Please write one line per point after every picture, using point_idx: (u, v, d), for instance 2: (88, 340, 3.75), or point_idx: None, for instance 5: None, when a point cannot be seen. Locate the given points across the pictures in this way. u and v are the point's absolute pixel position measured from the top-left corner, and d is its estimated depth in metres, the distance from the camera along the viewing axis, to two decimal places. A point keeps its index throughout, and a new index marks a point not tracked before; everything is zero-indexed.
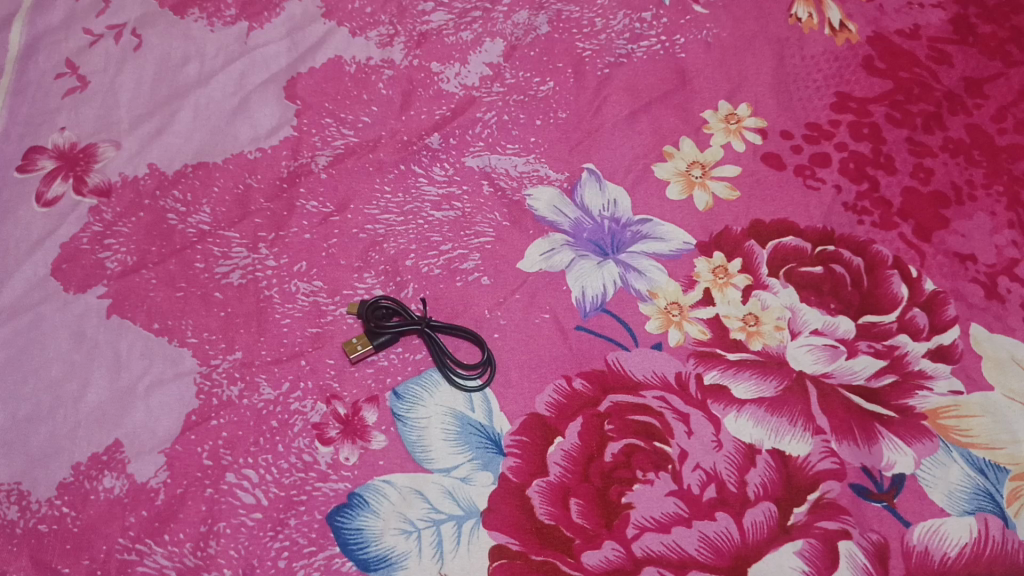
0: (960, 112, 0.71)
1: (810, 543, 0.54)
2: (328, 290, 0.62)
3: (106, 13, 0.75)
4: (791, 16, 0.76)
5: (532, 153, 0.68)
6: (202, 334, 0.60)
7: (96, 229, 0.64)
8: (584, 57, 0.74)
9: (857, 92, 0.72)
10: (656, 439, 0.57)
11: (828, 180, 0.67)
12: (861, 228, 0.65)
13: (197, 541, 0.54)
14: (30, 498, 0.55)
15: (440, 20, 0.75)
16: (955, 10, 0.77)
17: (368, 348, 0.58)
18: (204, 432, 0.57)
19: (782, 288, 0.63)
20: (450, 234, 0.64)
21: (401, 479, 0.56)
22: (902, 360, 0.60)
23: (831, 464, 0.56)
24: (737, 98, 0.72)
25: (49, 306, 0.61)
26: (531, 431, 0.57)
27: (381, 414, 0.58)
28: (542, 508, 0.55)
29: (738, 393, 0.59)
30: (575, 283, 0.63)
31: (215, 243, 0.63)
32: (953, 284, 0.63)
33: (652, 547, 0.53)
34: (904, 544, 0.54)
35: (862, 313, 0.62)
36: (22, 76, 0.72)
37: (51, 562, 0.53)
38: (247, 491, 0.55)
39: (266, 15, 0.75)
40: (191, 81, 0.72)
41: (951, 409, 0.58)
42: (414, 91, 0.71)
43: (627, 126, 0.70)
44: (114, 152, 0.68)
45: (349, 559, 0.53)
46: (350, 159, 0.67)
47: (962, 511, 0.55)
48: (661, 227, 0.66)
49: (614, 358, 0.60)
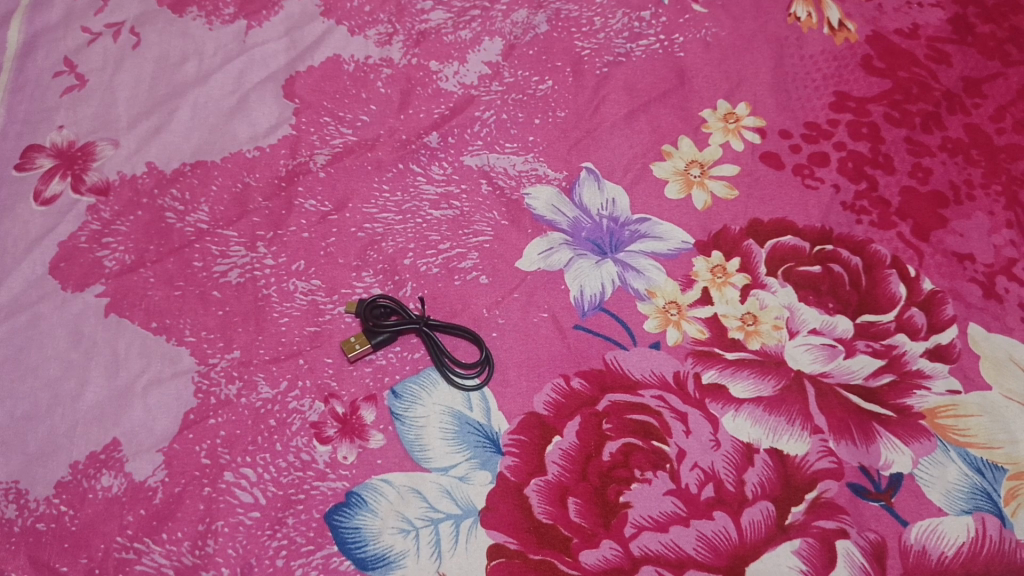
0: (959, 112, 0.71)
1: (808, 543, 0.54)
2: (326, 289, 0.62)
3: (104, 11, 0.75)
4: (790, 16, 0.76)
5: (531, 152, 0.68)
6: (200, 333, 0.60)
7: (94, 227, 0.64)
8: (583, 56, 0.74)
9: (856, 92, 0.72)
10: (654, 438, 0.57)
11: (827, 180, 0.67)
12: (860, 227, 0.65)
13: (195, 540, 0.53)
14: (28, 497, 0.55)
15: (440, 19, 0.75)
16: (954, 10, 0.77)
17: (366, 347, 0.58)
18: (202, 430, 0.57)
19: (780, 287, 0.63)
20: (449, 233, 0.64)
21: (399, 478, 0.56)
22: (900, 359, 0.60)
23: (829, 463, 0.57)
24: (736, 97, 0.72)
25: (47, 305, 0.61)
26: (529, 431, 0.57)
27: (380, 413, 0.58)
28: (540, 507, 0.55)
29: (736, 392, 0.59)
30: (574, 283, 0.63)
31: (213, 241, 0.63)
32: (951, 284, 0.63)
33: (650, 546, 0.53)
34: (902, 543, 0.54)
35: (860, 312, 0.62)
36: (20, 75, 0.71)
37: (49, 561, 0.53)
38: (245, 490, 0.55)
39: (265, 13, 0.75)
40: (189, 79, 0.72)
41: (949, 408, 0.58)
42: (413, 90, 0.71)
43: (626, 126, 0.70)
44: (112, 150, 0.68)
45: (347, 558, 0.53)
46: (349, 158, 0.67)
47: (960, 510, 0.55)
48: (659, 226, 0.66)
49: (613, 357, 0.60)
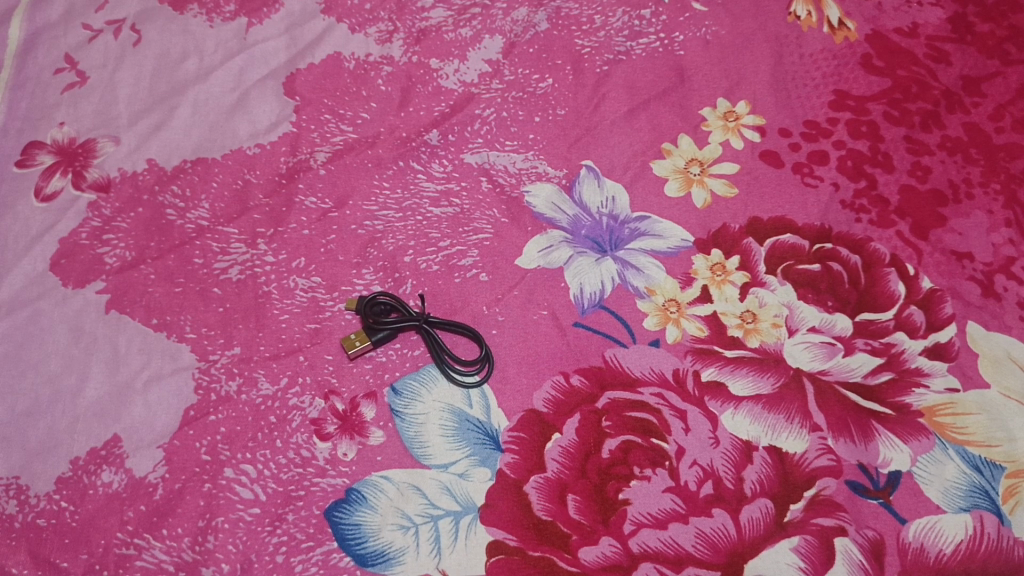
0: (958, 110, 0.71)
1: (807, 540, 0.54)
2: (326, 286, 0.62)
3: (105, 8, 0.75)
4: (790, 14, 0.76)
5: (531, 149, 0.69)
6: (200, 329, 0.60)
7: (95, 224, 0.64)
8: (583, 54, 0.74)
9: (855, 90, 0.72)
10: (653, 435, 0.57)
11: (826, 178, 0.67)
12: (859, 226, 0.65)
13: (195, 536, 0.54)
14: (28, 493, 0.55)
15: (440, 17, 0.75)
16: (954, 9, 0.77)
17: (366, 344, 0.58)
18: (202, 427, 0.57)
19: (780, 286, 0.63)
20: (449, 230, 0.64)
21: (399, 474, 0.56)
22: (899, 358, 0.60)
23: (827, 461, 0.57)
24: (736, 95, 0.72)
25: (48, 301, 0.61)
26: (529, 428, 0.58)
27: (380, 409, 0.58)
28: (539, 504, 0.55)
29: (735, 390, 0.59)
30: (573, 280, 0.63)
31: (214, 238, 0.64)
32: (950, 282, 0.63)
33: (649, 543, 0.54)
34: (900, 541, 0.54)
35: (859, 310, 0.62)
36: (21, 71, 0.71)
37: (50, 557, 0.53)
38: (246, 486, 0.55)
39: (266, 10, 0.75)
40: (190, 76, 0.72)
41: (947, 406, 0.59)
42: (413, 87, 0.71)
43: (625, 124, 0.70)
44: (113, 147, 0.68)
45: (347, 554, 0.54)
46: (350, 155, 0.68)
47: (958, 508, 0.55)
48: (659, 224, 0.66)
49: (612, 354, 0.60)
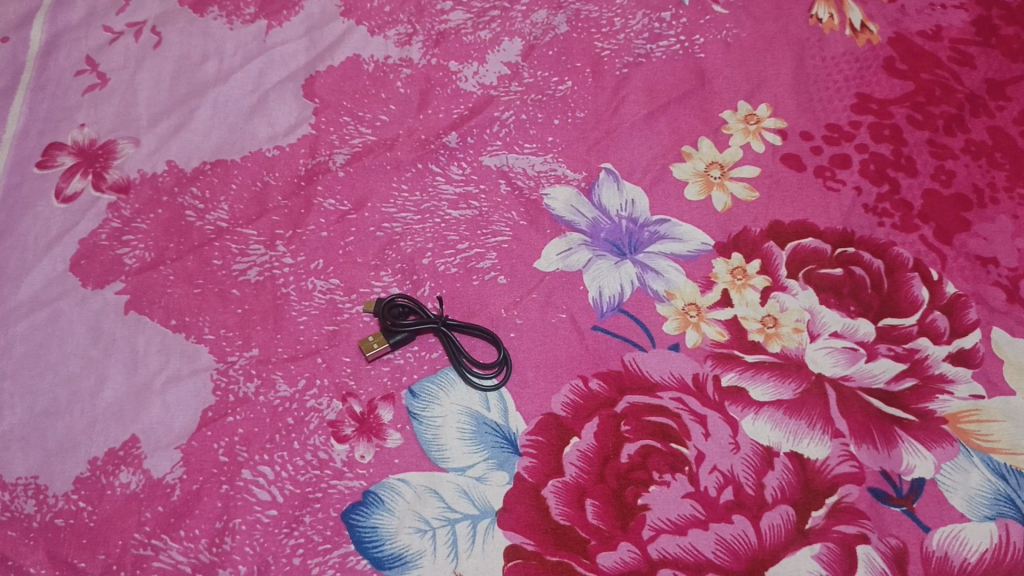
0: (983, 114, 0.70)
1: (828, 547, 0.53)
2: (344, 288, 0.62)
3: (126, 11, 0.75)
4: (812, 16, 0.76)
5: (550, 152, 0.68)
6: (218, 330, 0.60)
7: (114, 225, 0.65)
8: (603, 56, 0.73)
9: (878, 93, 0.71)
10: (673, 440, 0.56)
11: (848, 182, 0.67)
12: (881, 230, 0.65)
13: (212, 537, 0.54)
14: (47, 493, 0.55)
15: (459, 20, 0.75)
16: (978, 12, 0.76)
17: (384, 346, 0.58)
18: (221, 428, 0.57)
19: (801, 290, 0.62)
20: (467, 233, 0.64)
21: (416, 478, 0.56)
22: (922, 363, 0.60)
23: (850, 467, 0.56)
24: (757, 98, 0.71)
25: (68, 301, 0.62)
26: (547, 432, 0.57)
27: (397, 412, 0.58)
28: (557, 508, 0.55)
29: (757, 395, 0.58)
30: (593, 284, 0.63)
31: (233, 240, 0.64)
32: (975, 288, 0.63)
33: (668, 550, 0.53)
34: (923, 549, 0.53)
35: (882, 316, 0.61)
36: (43, 72, 0.72)
37: (68, 557, 0.53)
38: (263, 488, 0.55)
39: (285, 13, 0.75)
40: (210, 78, 0.72)
41: (972, 413, 0.58)
42: (432, 90, 0.71)
43: (645, 127, 0.70)
44: (132, 148, 0.68)
45: (363, 557, 0.53)
46: (367, 158, 0.68)
47: (982, 516, 0.54)
48: (679, 228, 0.65)
49: (631, 358, 0.60)
